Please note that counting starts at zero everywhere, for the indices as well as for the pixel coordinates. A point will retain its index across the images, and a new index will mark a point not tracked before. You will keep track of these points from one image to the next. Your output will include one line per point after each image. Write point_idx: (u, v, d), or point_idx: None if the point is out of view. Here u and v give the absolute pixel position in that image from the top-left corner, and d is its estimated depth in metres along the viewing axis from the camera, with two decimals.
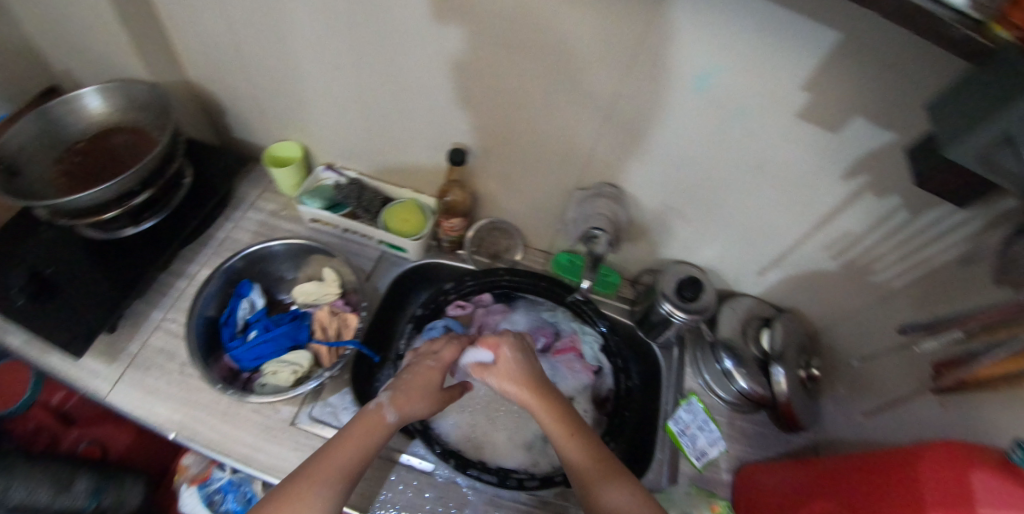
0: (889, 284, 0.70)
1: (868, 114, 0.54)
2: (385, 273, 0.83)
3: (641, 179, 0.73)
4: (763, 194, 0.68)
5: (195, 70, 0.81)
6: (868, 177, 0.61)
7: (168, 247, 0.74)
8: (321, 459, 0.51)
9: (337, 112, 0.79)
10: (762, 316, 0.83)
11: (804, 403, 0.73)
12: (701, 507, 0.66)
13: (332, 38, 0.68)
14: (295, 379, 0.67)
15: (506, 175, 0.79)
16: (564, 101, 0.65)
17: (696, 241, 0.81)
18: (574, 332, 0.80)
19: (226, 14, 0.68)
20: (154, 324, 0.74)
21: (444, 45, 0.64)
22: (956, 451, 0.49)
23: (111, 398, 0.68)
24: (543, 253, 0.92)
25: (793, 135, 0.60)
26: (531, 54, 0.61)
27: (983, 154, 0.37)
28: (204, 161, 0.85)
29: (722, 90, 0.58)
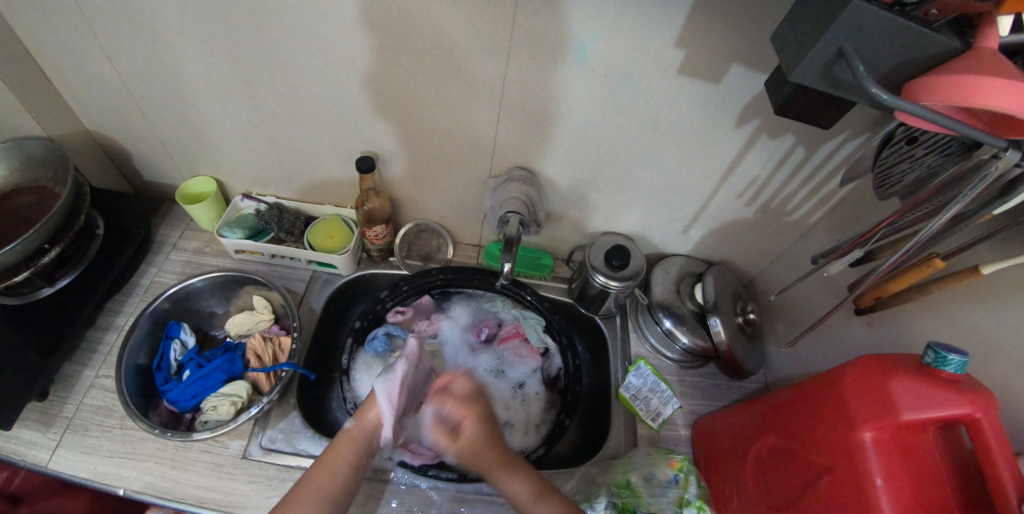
0: (805, 220, 0.76)
1: (738, 61, 0.56)
2: (319, 292, 0.85)
3: (550, 157, 0.74)
4: (666, 153, 0.70)
5: (91, 120, 0.80)
6: (757, 119, 0.63)
7: (90, 300, 0.73)
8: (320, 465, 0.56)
9: (244, 141, 0.79)
10: (694, 272, 0.87)
11: (743, 348, 0.78)
12: (662, 466, 0.67)
13: (218, 66, 0.67)
14: (238, 407, 0.67)
15: (421, 175, 0.81)
16: (460, 93, 0.66)
17: (621, 211, 0.83)
18: (516, 319, 0.87)
19: (112, 58, 0.68)
20: (87, 383, 0.70)
21: (332, 58, 0.64)
22: (881, 361, 0.51)
23: (52, 466, 0.63)
24: (474, 247, 0.96)
25: (679, 94, 0.62)
26: (418, 54, 0.62)
27: (821, 71, 0.38)
28: (117, 210, 0.84)
29: (602, 57, 0.58)
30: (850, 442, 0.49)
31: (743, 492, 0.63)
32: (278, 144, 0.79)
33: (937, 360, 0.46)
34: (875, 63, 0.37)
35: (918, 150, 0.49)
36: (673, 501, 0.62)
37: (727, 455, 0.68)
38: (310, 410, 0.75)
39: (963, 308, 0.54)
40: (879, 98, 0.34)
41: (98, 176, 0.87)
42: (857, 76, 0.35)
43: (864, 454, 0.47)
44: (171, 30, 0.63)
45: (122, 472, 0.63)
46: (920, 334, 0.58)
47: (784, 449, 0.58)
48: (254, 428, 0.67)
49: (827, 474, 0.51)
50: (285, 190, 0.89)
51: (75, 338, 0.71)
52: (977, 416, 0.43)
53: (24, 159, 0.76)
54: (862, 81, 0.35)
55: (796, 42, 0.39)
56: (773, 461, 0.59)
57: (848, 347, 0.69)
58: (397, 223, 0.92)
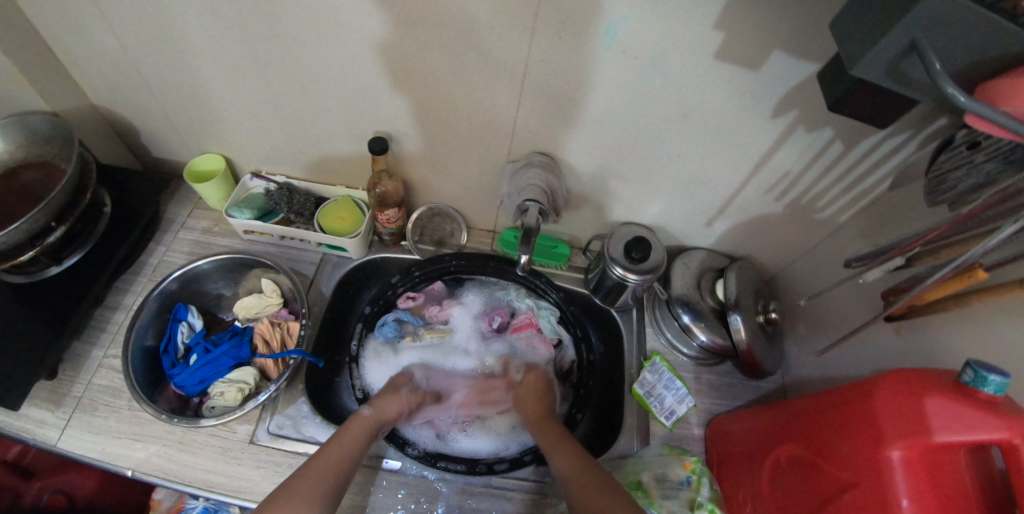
0: (837, 218, 0.72)
1: (783, 47, 0.52)
2: (329, 275, 0.83)
3: (571, 143, 0.71)
4: (695, 143, 0.66)
5: (97, 93, 0.77)
6: (797, 109, 0.58)
7: (98, 279, 0.72)
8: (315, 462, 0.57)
9: (253, 118, 0.76)
10: (715, 267, 0.84)
11: (764, 348, 0.75)
12: (674, 466, 0.66)
13: (225, 39, 0.64)
14: (245, 393, 0.66)
15: (435, 159, 0.78)
16: (478, 73, 0.62)
17: (642, 202, 0.80)
18: (529, 309, 0.84)
19: (115, 28, 0.65)
20: (96, 362, 0.70)
21: (344, 33, 0.60)
22: (919, 374, 0.48)
23: (61, 445, 0.63)
24: (488, 233, 0.93)
25: (713, 81, 0.57)
26: (434, 31, 0.58)
27: (889, 67, 0.35)
28: (125, 187, 0.82)
29: (633, 39, 0.54)
30: (877, 459, 0.47)
31: (758, 500, 0.61)
32: (288, 122, 0.76)
33: (976, 380, 0.44)
34: (952, 57, 0.33)
35: (980, 155, 0.46)
36: (685, 503, 0.61)
37: (742, 459, 0.67)
38: (318, 395, 0.74)
39: (1008, 320, 0.50)
40: (955, 99, 0.30)
41: (105, 151, 0.85)
42: (932, 74, 0.31)
43: (890, 474, 0.45)
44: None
45: (131, 454, 0.63)
46: (956, 345, 0.55)
47: (807, 460, 0.56)
48: (262, 413, 0.67)
49: (850, 489, 0.49)
50: (295, 169, 0.86)
51: (84, 317, 0.71)
52: (1015, 442, 0.40)
53: (29, 136, 0.74)
54: (937, 80, 0.31)
55: (861, 30, 0.35)
56: (792, 470, 0.58)
57: (874, 353, 0.66)
58: (410, 206, 0.90)
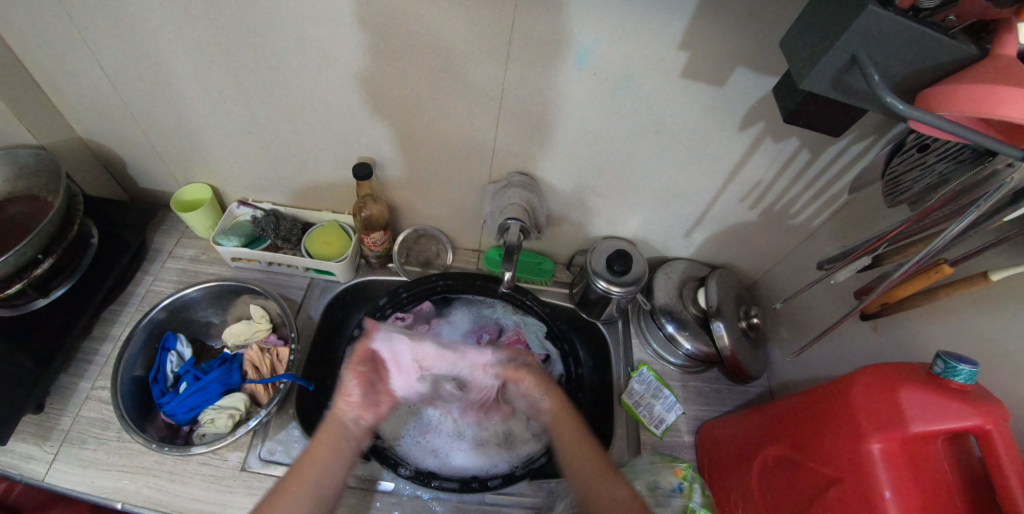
0: (809, 223, 0.75)
1: (742, 64, 0.55)
2: (317, 299, 0.84)
3: (550, 160, 0.73)
4: (669, 157, 0.69)
5: (84, 128, 0.79)
6: (761, 121, 0.61)
7: (86, 310, 0.73)
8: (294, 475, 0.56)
9: (240, 148, 0.78)
10: (697, 276, 0.86)
11: (747, 354, 0.77)
12: (666, 474, 0.67)
13: (211, 71, 0.66)
14: (235, 420, 0.66)
15: (419, 181, 0.80)
16: (457, 97, 0.65)
17: (622, 215, 0.82)
18: (517, 325, 0.86)
19: (104, 65, 0.67)
20: (84, 394, 0.70)
21: (328, 63, 0.62)
22: (889, 371, 0.50)
23: (49, 479, 0.63)
24: (474, 252, 0.95)
25: (681, 98, 0.60)
26: (413, 58, 0.60)
27: (833, 80, 0.37)
28: (113, 218, 0.83)
29: (603, 61, 0.57)
30: (858, 453, 0.48)
31: (749, 502, 0.62)
32: (274, 150, 0.78)
33: (948, 370, 0.45)
34: (887, 70, 0.36)
35: (930, 157, 0.49)
36: (677, 510, 0.62)
37: (731, 462, 0.68)
38: (308, 419, 0.74)
39: (971, 316, 0.53)
40: (895, 107, 0.33)
41: (92, 183, 0.86)
42: (872, 84, 0.34)
43: (873, 467, 0.47)
44: (162, 37, 0.62)
45: (120, 486, 0.62)
46: (926, 341, 0.57)
47: (792, 459, 0.57)
48: (253, 440, 0.67)
49: (835, 485, 0.50)
50: (281, 195, 0.87)
51: (71, 349, 0.71)
52: (988, 428, 0.42)
53: (17, 170, 0.75)
54: (876, 90, 0.33)
55: (806, 48, 0.38)
56: (780, 471, 0.59)
57: (853, 352, 0.68)
58: (396, 228, 0.91)
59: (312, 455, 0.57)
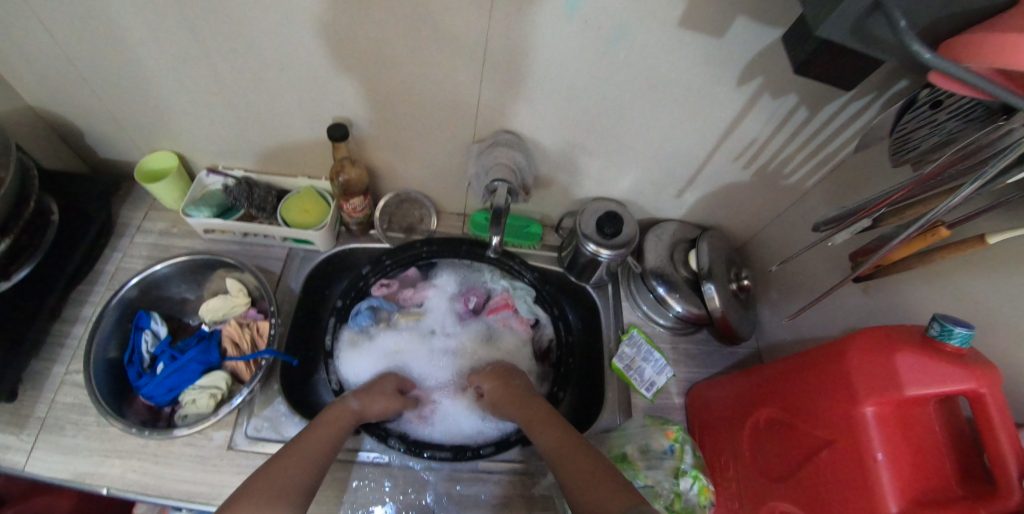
0: (802, 183, 0.73)
1: (746, 12, 0.51)
2: (297, 270, 0.81)
3: (537, 119, 0.69)
4: (663, 115, 0.66)
5: (26, 93, 0.71)
6: (761, 76, 0.58)
7: (51, 292, 0.68)
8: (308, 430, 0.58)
9: (202, 112, 0.72)
10: (687, 238, 0.84)
11: (737, 314, 0.76)
12: (657, 436, 0.67)
13: (162, 27, 0.59)
14: (218, 398, 0.64)
15: (398, 143, 0.75)
16: (434, 52, 0.60)
17: (612, 177, 0.79)
18: (505, 290, 0.85)
19: (37, 19, 0.59)
20: (58, 380, 0.67)
21: (295, 14, 0.56)
22: (887, 336, 0.48)
23: (29, 468, 0.61)
24: (459, 217, 0.91)
25: (678, 50, 0.56)
26: (384, 7, 0.54)
27: (852, 24, 0.34)
28: (70, 193, 0.77)
29: (596, 7, 0.52)
30: (852, 416, 0.48)
31: (739, 462, 0.63)
32: (241, 112, 0.72)
33: (943, 332, 0.45)
34: (915, 16, 0.32)
35: (941, 115, 0.46)
36: (669, 472, 0.63)
37: (724, 423, 0.68)
38: (295, 393, 0.73)
39: (963, 274, 0.52)
40: (921, 58, 0.29)
41: (45, 155, 0.79)
42: (897, 32, 0.30)
43: (866, 429, 0.46)
44: None
45: (105, 471, 0.61)
46: (917, 301, 0.57)
47: (783, 421, 0.57)
48: (238, 418, 0.65)
49: (828, 447, 0.50)
50: (252, 162, 0.82)
51: (38, 333, 0.67)
52: (982, 391, 0.42)
53: None
54: (902, 38, 0.30)
55: None
56: (771, 431, 0.59)
57: (843, 312, 0.68)
58: (377, 194, 0.87)
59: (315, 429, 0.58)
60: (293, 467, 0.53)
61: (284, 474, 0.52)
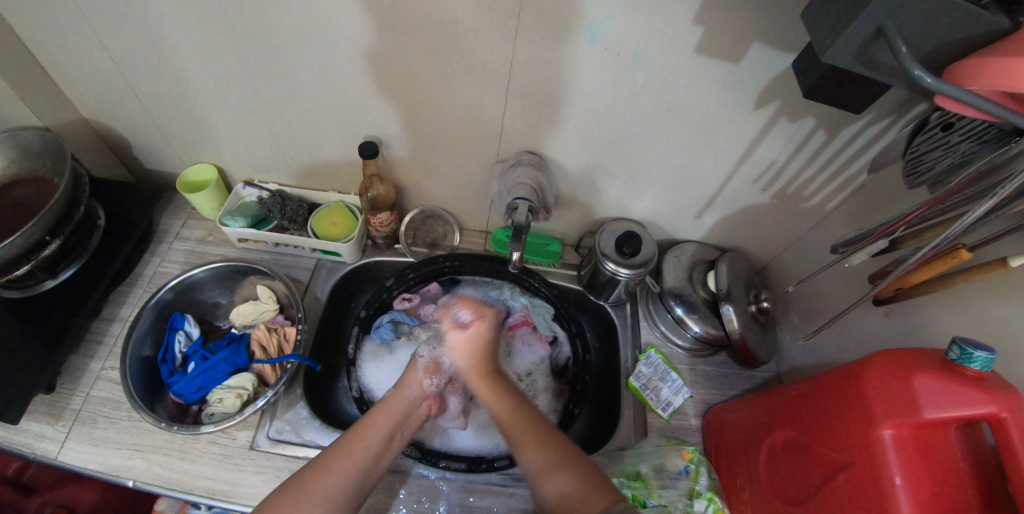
0: (822, 206, 0.74)
1: (762, 40, 0.53)
2: (324, 280, 0.84)
3: (558, 140, 0.71)
4: (681, 138, 0.68)
5: (87, 108, 0.78)
6: (777, 100, 0.59)
7: (95, 291, 0.73)
8: (360, 430, 0.58)
9: (244, 128, 0.77)
10: (706, 260, 0.85)
11: (756, 337, 0.76)
12: (672, 457, 0.67)
13: (215, 50, 0.64)
14: (244, 399, 0.67)
15: (425, 161, 0.79)
16: (462, 76, 0.63)
17: (631, 197, 0.81)
18: (524, 307, 0.86)
19: (105, 41, 0.65)
20: (94, 375, 0.70)
21: (335, 39, 0.60)
22: (907, 360, 0.48)
23: (62, 458, 0.64)
24: (480, 233, 0.94)
25: (695, 76, 0.58)
26: (418, 34, 0.59)
27: (858, 51, 0.36)
28: (118, 200, 0.83)
29: (616, 35, 0.55)
30: (869, 437, 0.47)
31: (756, 485, 0.62)
32: (280, 129, 0.76)
33: (963, 356, 0.44)
34: (919, 43, 0.34)
35: (955, 137, 0.47)
36: (683, 493, 0.62)
37: (740, 445, 0.67)
38: (316, 399, 0.75)
39: (986, 299, 0.52)
40: (923, 82, 0.31)
41: (99, 164, 0.85)
42: (901, 58, 0.32)
43: (883, 451, 0.46)
44: (163, 14, 0.60)
45: (132, 464, 0.63)
46: (940, 326, 0.56)
47: (800, 443, 0.57)
48: (261, 419, 0.67)
49: (845, 470, 0.50)
50: (287, 176, 0.87)
51: (80, 329, 0.71)
52: (1002, 416, 0.42)
53: (21, 151, 0.74)
54: (904, 63, 0.32)
55: (831, 19, 0.36)
56: (788, 454, 0.59)
57: (865, 337, 0.67)
58: (402, 209, 0.91)
59: (371, 424, 0.59)
60: (343, 474, 0.53)
61: (336, 480, 0.52)
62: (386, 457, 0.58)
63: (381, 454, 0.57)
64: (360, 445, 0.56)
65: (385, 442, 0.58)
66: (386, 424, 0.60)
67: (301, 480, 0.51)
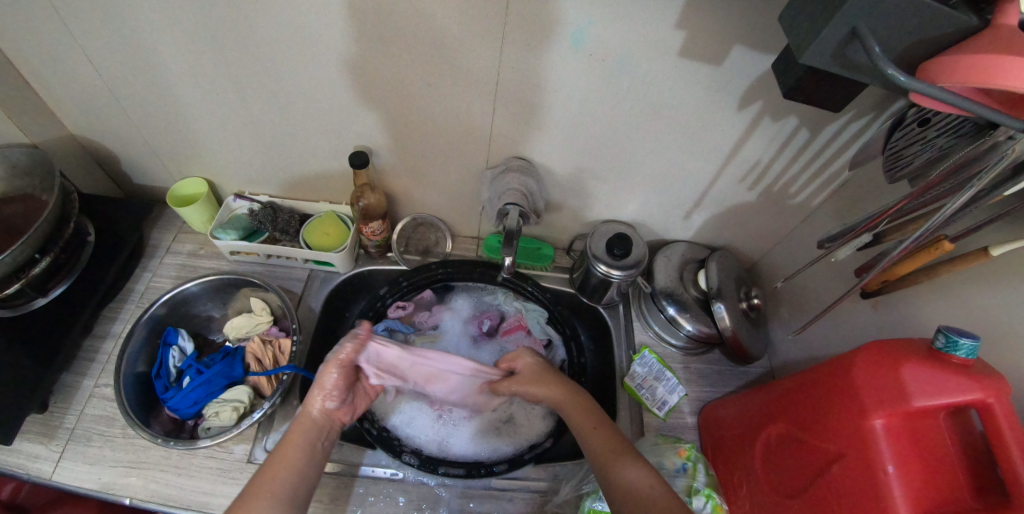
0: (808, 203, 0.75)
1: (742, 42, 0.54)
2: (318, 291, 0.84)
3: (548, 145, 0.72)
4: (668, 140, 0.69)
5: (76, 125, 0.78)
6: (760, 100, 0.61)
7: (86, 309, 0.72)
8: (275, 456, 0.55)
9: (234, 141, 0.77)
10: (697, 258, 0.86)
11: (748, 334, 0.77)
12: (669, 454, 0.67)
13: (203, 64, 0.64)
14: (240, 412, 0.66)
15: (415, 168, 0.79)
16: (450, 84, 0.64)
17: (621, 199, 0.82)
18: (518, 311, 0.87)
19: (92, 57, 0.65)
20: (88, 392, 0.70)
21: (324, 51, 0.61)
22: (895, 351, 0.49)
23: (56, 478, 0.63)
24: (473, 239, 0.94)
25: (679, 79, 0.60)
26: (406, 44, 0.59)
27: (833, 52, 0.37)
28: (108, 216, 0.82)
29: (600, 41, 0.56)
30: (861, 429, 0.48)
31: (752, 480, 0.63)
32: (270, 141, 0.77)
33: (948, 345, 0.45)
34: (892, 42, 0.35)
35: (931, 132, 0.48)
36: (681, 490, 0.63)
37: (735, 441, 0.68)
38: None
39: (969, 290, 0.53)
40: (896, 79, 0.32)
41: (88, 181, 0.85)
42: (874, 57, 0.33)
43: (876, 441, 0.47)
44: (151, 30, 0.60)
45: (128, 481, 0.63)
46: (926, 318, 0.57)
47: (794, 437, 0.58)
48: (258, 432, 0.67)
49: (839, 461, 0.50)
50: (278, 187, 0.87)
51: (72, 347, 0.71)
52: (989, 401, 0.43)
53: (9, 169, 0.74)
54: (878, 62, 0.33)
55: (806, 21, 0.37)
56: (783, 448, 0.59)
57: (854, 330, 0.68)
58: (394, 218, 0.91)
59: (287, 446, 0.56)
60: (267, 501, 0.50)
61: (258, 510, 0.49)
62: (310, 473, 0.56)
63: (304, 471, 0.55)
64: (281, 467, 0.54)
65: (309, 453, 0.56)
66: (302, 442, 0.57)
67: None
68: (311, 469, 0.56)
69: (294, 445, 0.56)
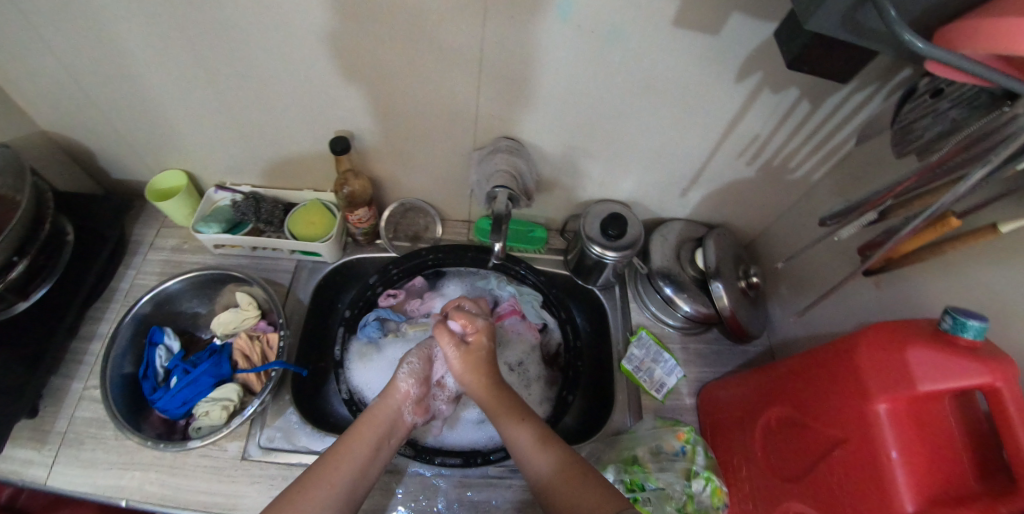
0: (808, 178, 0.72)
1: (742, 9, 0.50)
2: (305, 282, 0.83)
3: (537, 124, 0.69)
4: (662, 116, 0.65)
5: (43, 119, 0.74)
6: (759, 72, 0.57)
7: (70, 310, 0.71)
8: (348, 439, 0.57)
9: (210, 130, 0.74)
10: (694, 237, 0.83)
11: (746, 312, 0.75)
12: (668, 438, 0.66)
13: (169, 50, 0.61)
14: (231, 410, 0.65)
15: (401, 153, 0.76)
16: (431, 63, 0.60)
17: (615, 179, 0.79)
18: (512, 296, 0.85)
19: (49, 47, 0.61)
20: (77, 395, 0.69)
21: (295, 32, 0.57)
22: (900, 334, 0.47)
23: (52, 482, 0.62)
24: (464, 223, 0.92)
25: (673, 51, 0.56)
26: (381, 21, 0.55)
27: (843, 17, 0.33)
28: (86, 213, 0.80)
29: (589, 11, 0.52)
30: (864, 413, 0.47)
31: (752, 462, 0.62)
32: (248, 129, 0.73)
33: (956, 326, 0.43)
34: (907, 6, 0.31)
35: (943, 103, 0.45)
36: (680, 474, 0.62)
37: (735, 422, 0.67)
38: (306, 403, 0.74)
39: (976, 267, 0.51)
40: (913, 47, 0.29)
41: (63, 177, 0.82)
42: (889, 23, 0.30)
43: (879, 426, 0.45)
44: (109, 16, 0.56)
45: (123, 483, 0.62)
46: (930, 295, 0.56)
47: (794, 419, 0.57)
48: (251, 428, 0.66)
49: (841, 445, 0.49)
50: (259, 177, 0.84)
51: (58, 350, 0.69)
52: (997, 385, 0.41)
53: None
54: (893, 28, 0.29)
55: None
56: (784, 431, 0.58)
57: (855, 308, 0.66)
58: (382, 204, 0.88)
59: (358, 436, 0.57)
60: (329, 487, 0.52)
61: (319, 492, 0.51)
62: (376, 464, 0.57)
63: (371, 460, 0.56)
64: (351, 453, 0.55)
65: (380, 442, 0.58)
66: (373, 431, 0.58)
67: (290, 495, 0.51)
68: (379, 459, 0.57)
69: (367, 427, 0.58)
